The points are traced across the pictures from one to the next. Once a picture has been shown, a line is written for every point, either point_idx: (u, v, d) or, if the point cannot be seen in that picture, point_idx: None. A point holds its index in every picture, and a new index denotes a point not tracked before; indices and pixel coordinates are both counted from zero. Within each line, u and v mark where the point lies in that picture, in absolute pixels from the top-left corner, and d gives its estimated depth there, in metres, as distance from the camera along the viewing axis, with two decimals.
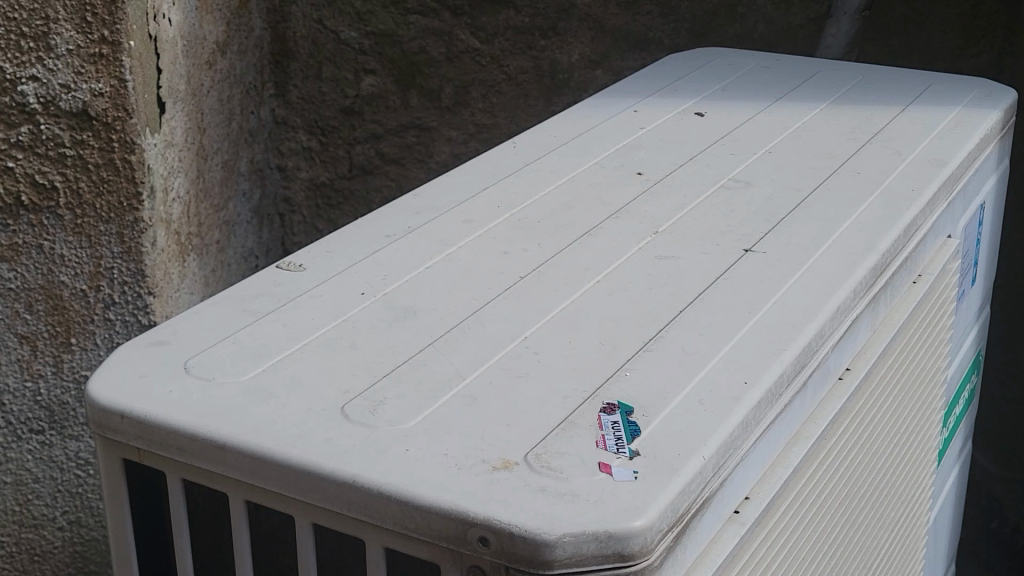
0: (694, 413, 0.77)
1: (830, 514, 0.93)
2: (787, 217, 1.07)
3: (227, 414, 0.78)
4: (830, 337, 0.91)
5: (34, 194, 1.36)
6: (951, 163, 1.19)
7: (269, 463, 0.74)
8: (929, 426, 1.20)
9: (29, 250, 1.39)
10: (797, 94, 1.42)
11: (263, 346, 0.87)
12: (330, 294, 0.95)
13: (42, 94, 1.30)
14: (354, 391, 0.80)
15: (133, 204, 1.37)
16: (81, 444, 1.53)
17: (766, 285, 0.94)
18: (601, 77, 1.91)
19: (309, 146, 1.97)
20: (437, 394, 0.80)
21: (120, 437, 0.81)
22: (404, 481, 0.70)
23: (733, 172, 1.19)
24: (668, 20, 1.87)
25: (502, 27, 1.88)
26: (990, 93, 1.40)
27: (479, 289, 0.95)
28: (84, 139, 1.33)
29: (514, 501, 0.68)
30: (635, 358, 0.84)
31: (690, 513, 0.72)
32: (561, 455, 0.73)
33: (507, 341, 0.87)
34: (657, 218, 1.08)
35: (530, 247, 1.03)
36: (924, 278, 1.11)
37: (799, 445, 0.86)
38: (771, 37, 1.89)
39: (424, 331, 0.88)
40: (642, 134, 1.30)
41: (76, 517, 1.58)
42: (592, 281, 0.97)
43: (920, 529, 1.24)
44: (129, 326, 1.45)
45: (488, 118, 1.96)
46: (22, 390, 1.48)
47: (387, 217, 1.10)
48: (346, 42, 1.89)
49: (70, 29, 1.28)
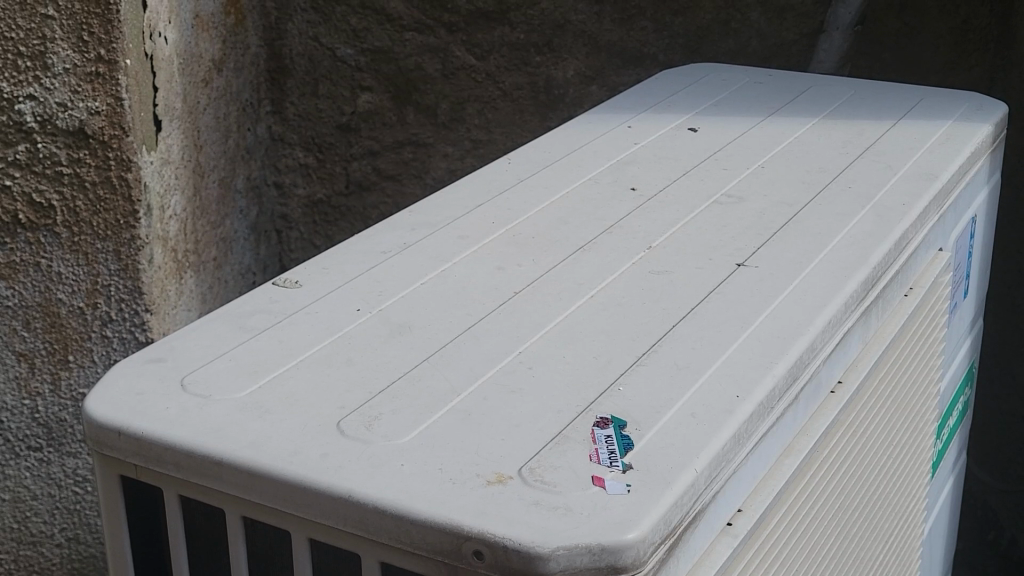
0: (686, 426, 0.77)
1: (824, 525, 0.94)
2: (779, 231, 1.08)
3: (224, 430, 0.78)
4: (821, 350, 0.91)
5: (31, 212, 1.36)
6: (942, 177, 1.19)
7: (266, 479, 0.74)
8: (923, 437, 1.21)
9: (27, 268, 1.40)
10: (789, 109, 1.43)
11: (260, 362, 0.87)
12: (327, 311, 0.95)
13: (39, 113, 1.31)
14: (350, 406, 0.81)
15: (129, 222, 1.37)
16: (79, 461, 1.53)
17: (758, 299, 0.95)
18: (596, 92, 1.92)
19: (306, 163, 1.98)
20: (432, 409, 0.80)
21: (117, 454, 0.81)
22: (400, 495, 0.71)
23: (725, 187, 1.20)
24: (661, 36, 1.88)
25: (498, 43, 1.89)
26: (981, 107, 1.41)
27: (474, 305, 0.96)
28: (81, 157, 1.34)
29: (509, 514, 0.68)
30: (629, 372, 0.85)
31: (684, 525, 0.72)
32: (555, 469, 0.73)
33: (504, 356, 0.87)
34: (651, 234, 1.08)
35: (525, 263, 1.04)
36: (916, 291, 1.12)
37: (792, 457, 0.86)
38: (764, 52, 1.91)
39: (419, 347, 0.89)
40: (636, 149, 1.31)
41: (75, 534, 1.57)
42: (587, 296, 0.97)
43: (914, 540, 1.24)
44: (127, 344, 1.45)
45: (484, 134, 1.97)
46: (20, 407, 1.48)
47: (382, 234, 1.11)
48: (343, 59, 1.90)
49: (67, 48, 1.29)
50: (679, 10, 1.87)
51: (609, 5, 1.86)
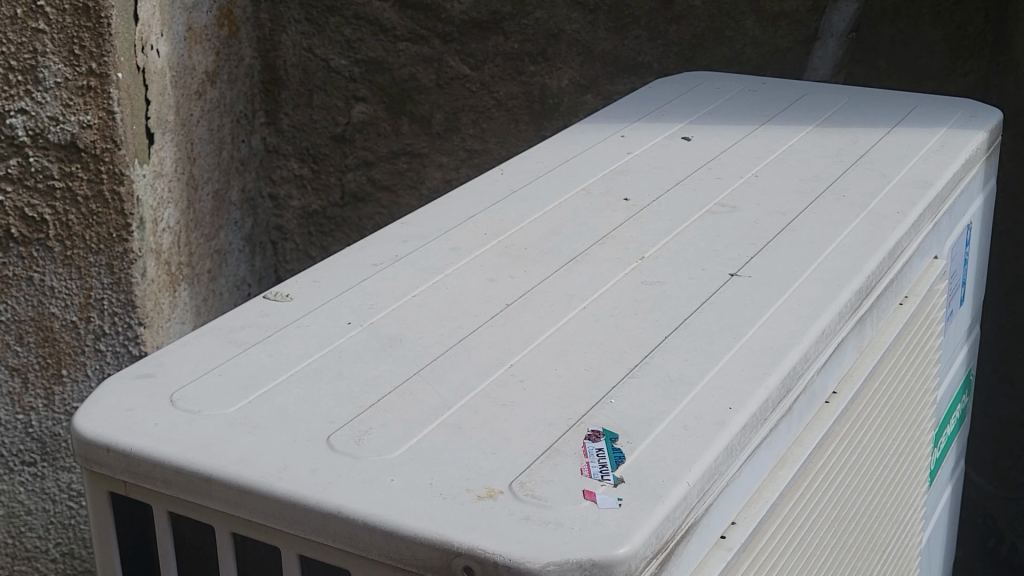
0: (678, 439, 0.77)
1: (820, 538, 0.93)
2: (772, 241, 1.08)
3: (212, 446, 0.78)
4: (815, 360, 0.91)
5: (24, 227, 1.36)
6: (936, 184, 1.19)
7: (255, 495, 0.74)
8: (921, 446, 1.21)
9: (20, 282, 1.40)
10: (783, 117, 1.43)
11: (250, 377, 0.87)
12: (318, 324, 0.95)
13: (30, 127, 1.31)
14: (339, 421, 0.80)
15: (122, 235, 1.37)
16: (73, 476, 1.52)
17: (752, 308, 0.95)
18: (591, 101, 1.92)
19: (301, 174, 1.98)
20: (422, 424, 0.80)
21: (106, 471, 0.81)
22: (389, 511, 0.70)
23: (719, 196, 1.19)
24: (656, 45, 1.88)
25: (492, 53, 1.89)
26: (976, 113, 1.40)
27: (466, 317, 0.95)
28: (73, 171, 1.33)
29: (499, 529, 0.68)
30: (621, 385, 0.84)
31: (676, 538, 0.72)
32: (547, 484, 0.73)
33: (494, 369, 0.87)
34: (643, 244, 1.08)
35: (517, 275, 1.03)
36: (911, 299, 1.12)
37: (787, 468, 0.86)
38: (759, 60, 1.90)
39: (410, 360, 0.89)
40: (629, 159, 1.31)
41: (69, 549, 1.57)
42: (580, 307, 0.97)
43: (913, 548, 1.24)
44: (120, 358, 1.44)
45: (479, 143, 1.96)
46: (14, 422, 1.48)
47: (374, 246, 1.11)
48: (337, 70, 1.90)
49: (58, 62, 1.28)
50: (674, 18, 1.86)
51: (603, 14, 1.86)
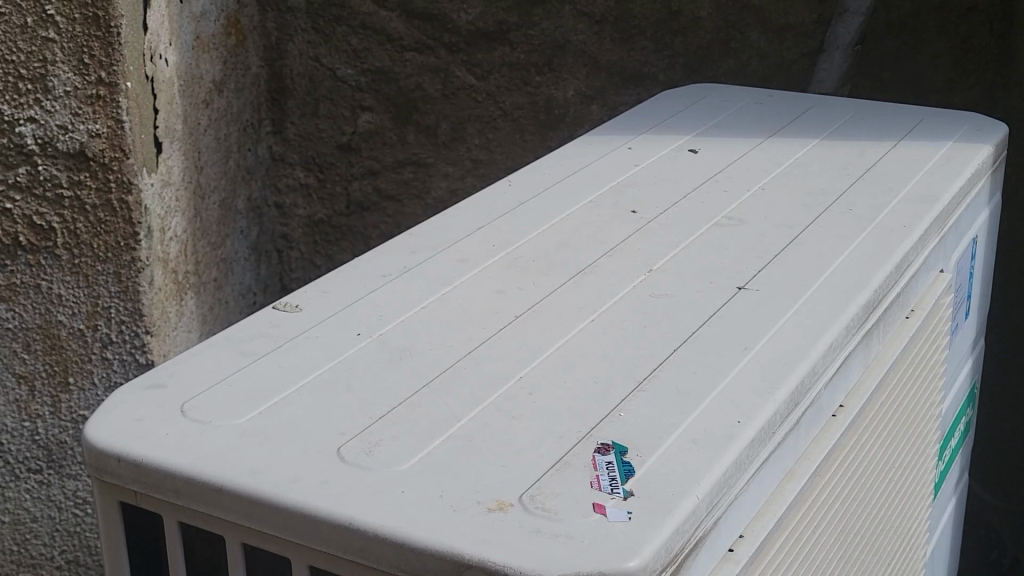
0: (687, 452, 0.77)
1: (825, 551, 0.93)
2: (780, 254, 1.08)
3: (224, 456, 0.78)
4: (823, 374, 0.91)
5: (31, 235, 1.37)
6: (943, 198, 1.19)
7: (266, 506, 0.74)
8: (925, 460, 1.21)
9: (27, 290, 1.40)
10: (790, 130, 1.44)
11: (259, 389, 0.87)
12: (328, 335, 0.95)
13: (40, 135, 1.32)
14: (349, 432, 0.81)
15: (130, 244, 1.37)
16: (79, 483, 1.52)
17: (760, 322, 0.95)
18: (596, 112, 1.92)
19: (306, 183, 1.99)
20: (432, 436, 0.80)
21: (117, 481, 0.81)
22: (401, 523, 0.70)
23: (726, 209, 1.20)
24: (662, 56, 1.88)
25: (498, 63, 1.89)
26: (981, 127, 1.41)
27: (475, 329, 0.96)
28: (82, 179, 1.34)
29: (509, 542, 0.68)
30: (629, 399, 0.84)
31: (685, 551, 0.72)
32: (556, 496, 0.73)
33: (504, 381, 0.87)
34: (651, 257, 1.09)
35: (524, 286, 1.04)
36: (917, 313, 1.12)
37: (794, 482, 0.86)
38: (764, 71, 1.91)
39: (419, 372, 0.89)
40: (637, 171, 1.31)
41: (74, 556, 1.57)
42: (589, 319, 0.97)
43: (918, 560, 1.24)
44: (126, 365, 1.44)
45: (485, 153, 1.97)
46: (21, 429, 1.48)
47: (382, 257, 1.11)
48: (343, 79, 1.91)
49: (68, 70, 1.29)
50: (679, 30, 1.87)
51: (609, 25, 1.86)
